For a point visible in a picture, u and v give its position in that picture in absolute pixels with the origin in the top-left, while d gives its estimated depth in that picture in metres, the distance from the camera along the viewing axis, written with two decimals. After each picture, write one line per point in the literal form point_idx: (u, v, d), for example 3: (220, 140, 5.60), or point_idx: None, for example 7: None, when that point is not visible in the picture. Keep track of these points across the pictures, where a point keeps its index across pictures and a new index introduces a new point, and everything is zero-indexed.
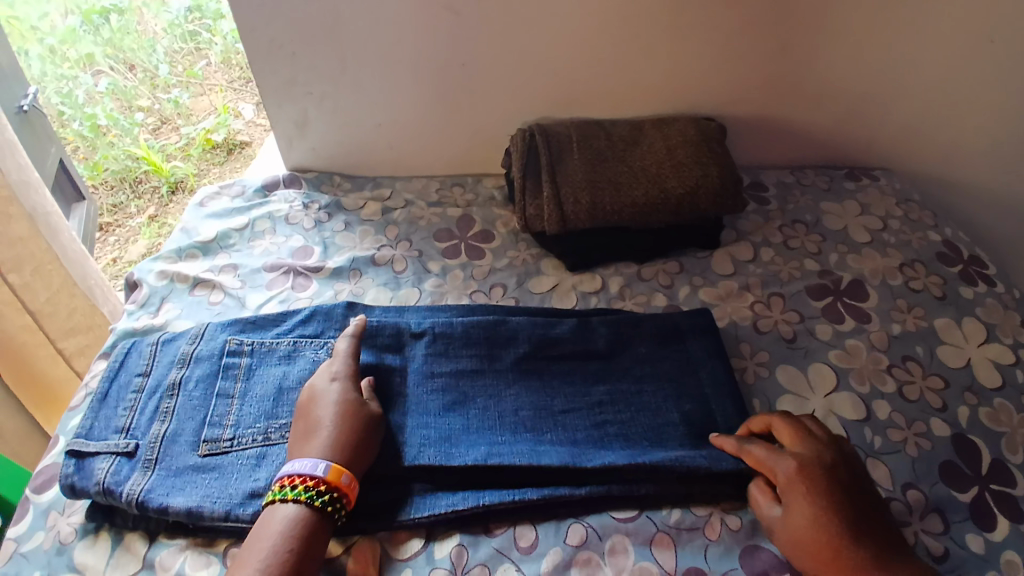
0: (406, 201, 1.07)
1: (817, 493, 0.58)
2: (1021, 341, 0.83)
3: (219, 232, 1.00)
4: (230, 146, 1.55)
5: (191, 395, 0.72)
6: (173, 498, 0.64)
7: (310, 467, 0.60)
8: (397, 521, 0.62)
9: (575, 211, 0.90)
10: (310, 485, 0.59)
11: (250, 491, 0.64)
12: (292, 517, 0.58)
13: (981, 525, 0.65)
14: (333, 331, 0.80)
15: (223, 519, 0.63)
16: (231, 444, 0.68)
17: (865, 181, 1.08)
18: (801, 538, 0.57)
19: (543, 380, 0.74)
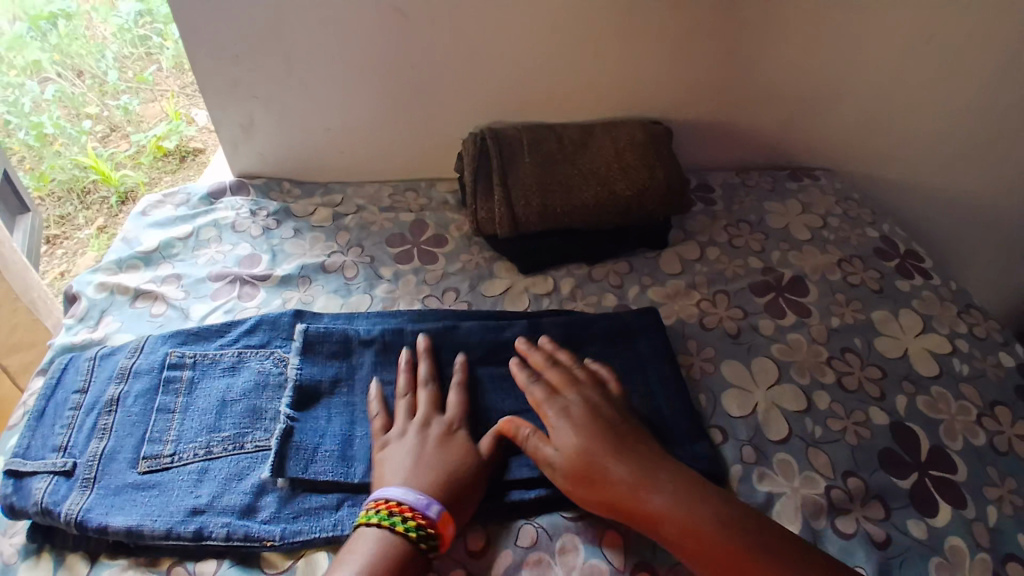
0: (357, 207, 1.05)
1: (580, 427, 0.65)
2: (956, 331, 0.87)
3: (162, 241, 0.97)
4: (183, 153, 1.50)
5: (129, 411, 0.69)
6: (112, 517, 0.61)
7: (423, 505, 0.58)
8: (337, 533, 0.61)
9: (526, 214, 0.90)
10: (419, 523, 0.57)
11: (192, 507, 0.62)
12: (391, 547, 0.57)
13: (922, 511, 0.68)
14: (279, 339, 0.78)
15: (165, 537, 0.61)
16: (171, 460, 0.66)
17: (806, 180, 1.12)
18: (569, 466, 0.62)
19: (494, 383, 0.74)
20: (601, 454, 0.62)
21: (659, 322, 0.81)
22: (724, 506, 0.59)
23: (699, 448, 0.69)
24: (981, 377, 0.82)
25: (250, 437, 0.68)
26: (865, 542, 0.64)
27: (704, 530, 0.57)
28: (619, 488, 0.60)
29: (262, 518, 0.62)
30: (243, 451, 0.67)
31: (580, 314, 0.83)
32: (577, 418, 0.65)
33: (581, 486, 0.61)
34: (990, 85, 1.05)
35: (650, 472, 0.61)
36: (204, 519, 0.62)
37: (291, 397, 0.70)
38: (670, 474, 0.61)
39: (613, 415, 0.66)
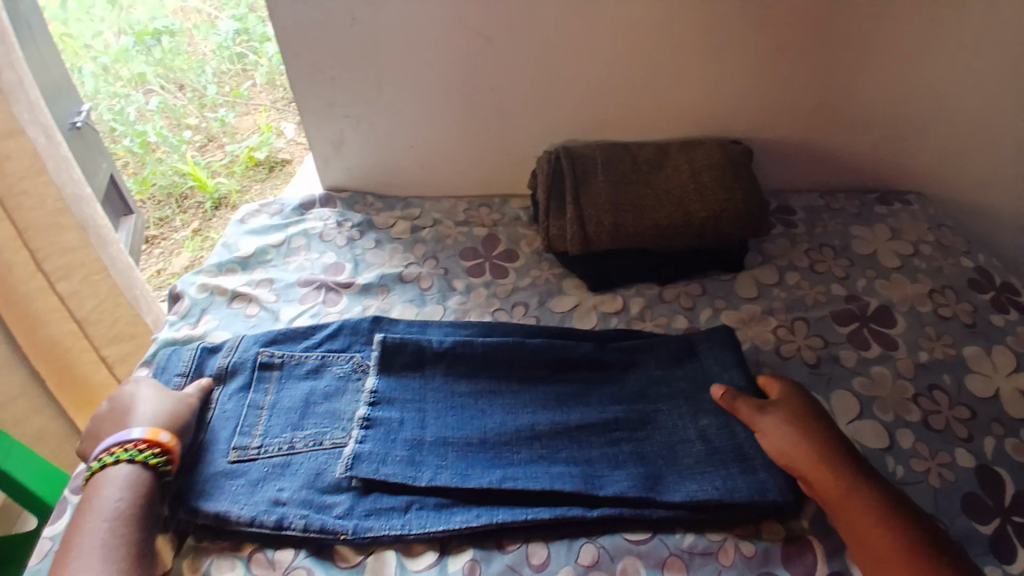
0: (434, 221, 1.10)
1: (802, 409, 0.67)
2: None
3: (257, 248, 1.05)
4: (272, 164, 1.63)
5: (225, 407, 0.76)
6: (207, 502, 0.66)
7: (128, 435, 0.68)
8: (404, 532, 0.64)
9: (597, 231, 0.91)
10: (146, 447, 0.66)
11: (274, 499, 0.67)
12: (124, 474, 0.65)
13: (1002, 558, 0.62)
14: (358, 345, 0.83)
15: (249, 524, 0.65)
16: (258, 452, 0.71)
17: (896, 206, 1.06)
18: (770, 430, 0.66)
19: (561, 401, 0.76)
20: (817, 448, 0.63)
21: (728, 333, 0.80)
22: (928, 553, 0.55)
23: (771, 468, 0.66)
24: None
25: (329, 435, 0.73)
26: None
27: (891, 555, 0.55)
28: (824, 481, 0.61)
29: (336, 513, 0.66)
30: (322, 447, 0.72)
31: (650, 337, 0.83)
32: (803, 412, 0.67)
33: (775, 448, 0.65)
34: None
35: (865, 486, 0.60)
36: (285, 510, 0.66)
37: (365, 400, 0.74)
38: (886, 499, 0.59)
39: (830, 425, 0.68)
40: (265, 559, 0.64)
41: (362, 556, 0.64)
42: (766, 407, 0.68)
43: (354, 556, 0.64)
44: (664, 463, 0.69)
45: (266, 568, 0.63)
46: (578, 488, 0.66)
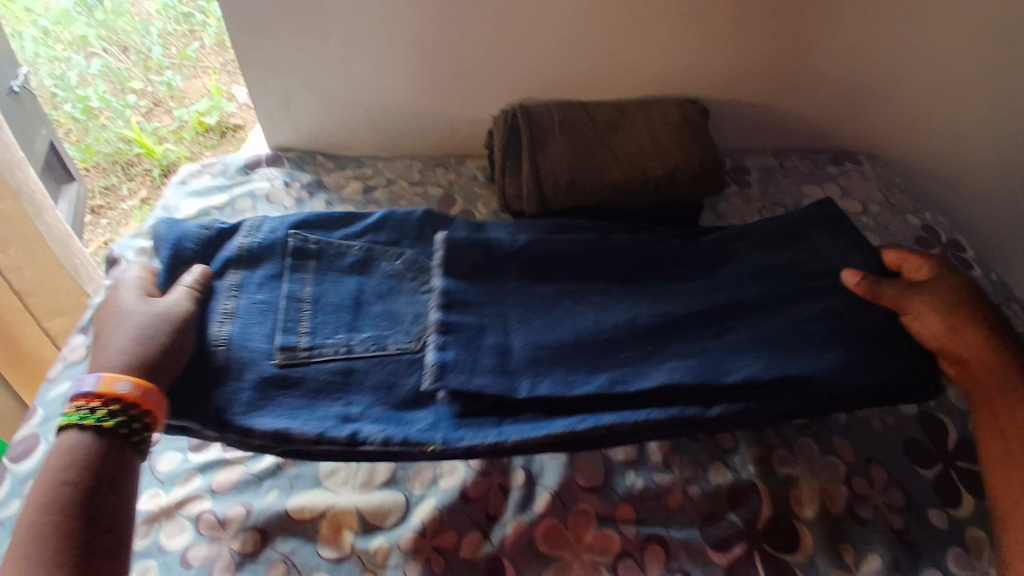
0: (387, 180, 1.07)
1: (952, 287, 0.68)
2: None
3: (200, 209, 1.02)
4: (223, 129, 1.51)
5: (254, 297, 0.70)
6: (260, 416, 0.63)
7: (84, 387, 0.58)
8: (501, 441, 0.61)
9: (554, 190, 0.89)
10: (106, 407, 0.57)
11: (343, 415, 0.64)
12: (80, 444, 0.56)
13: (945, 500, 0.66)
14: (408, 242, 0.80)
15: (315, 442, 0.62)
16: (310, 354, 0.68)
17: (847, 165, 1.09)
18: (917, 308, 0.68)
19: (647, 287, 0.77)
20: (968, 328, 0.66)
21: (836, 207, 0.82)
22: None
23: (817, 358, 0.67)
24: None
25: (393, 340, 0.70)
26: (886, 530, 0.62)
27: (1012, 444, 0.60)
28: (982, 369, 0.65)
29: (419, 428, 0.64)
30: (386, 354, 0.69)
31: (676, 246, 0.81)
32: (959, 295, 0.67)
33: (919, 327, 0.67)
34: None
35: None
36: (357, 425, 0.63)
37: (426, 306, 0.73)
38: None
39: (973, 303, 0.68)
40: (214, 520, 0.63)
41: (318, 513, 0.63)
42: (910, 288, 0.69)
43: (314, 515, 0.63)
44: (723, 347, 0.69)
45: (216, 529, 0.62)
46: (653, 386, 0.65)
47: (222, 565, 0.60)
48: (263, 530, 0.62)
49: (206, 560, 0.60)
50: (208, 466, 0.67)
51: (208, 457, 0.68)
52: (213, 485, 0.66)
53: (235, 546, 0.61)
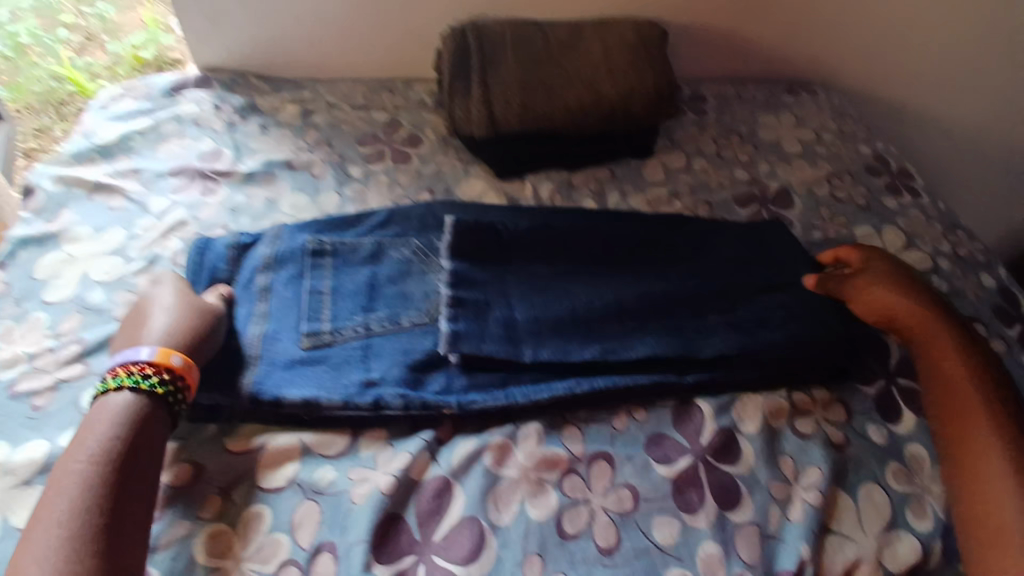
0: (327, 104, 0.99)
1: (884, 266, 0.68)
2: (940, 250, 0.83)
3: (121, 134, 0.92)
4: (161, 64, 1.27)
5: (283, 295, 0.66)
6: (286, 389, 0.59)
7: (135, 355, 0.57)
8: (509, 402, 0.60)
9: (505, 113, 0.85)
10: (156, 376, 0.56)
11: (364, 380, 0.60)
12: (122, 405, 0.54)
13: (886, 417, 0.63)
14: (417, 229, 0.74)
15: (343, 408, 0.59)
16: (333, 335, 0.63)
17: (803, 95, 1.07)
18: (850, 286, 0.68)
19: (654, 257, 0.73)
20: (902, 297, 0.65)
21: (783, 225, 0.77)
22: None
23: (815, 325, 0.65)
24: (960, 295, 0.78)
25: (406, 315, 0.65)
26: (824, 443, 0.60)
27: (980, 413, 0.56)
28: (935, 342, 0.62)
29: (434, 390, 0.61)
30: (401, 328, 0.65)
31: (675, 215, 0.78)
32: (899, 273, 0.67)
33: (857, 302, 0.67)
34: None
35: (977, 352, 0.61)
36: (379, 391, 0.60)
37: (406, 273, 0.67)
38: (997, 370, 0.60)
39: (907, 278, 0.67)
40: None
41: (254, 448, 0.58)
42: (866, 268, 0.69)
43: (246, 450, 0.58)
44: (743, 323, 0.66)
45: None
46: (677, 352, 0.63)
47: None
48: (198, 465, 0.57)
49: None
50: None
51: None
52: None
53: (165, 481, 0.56)
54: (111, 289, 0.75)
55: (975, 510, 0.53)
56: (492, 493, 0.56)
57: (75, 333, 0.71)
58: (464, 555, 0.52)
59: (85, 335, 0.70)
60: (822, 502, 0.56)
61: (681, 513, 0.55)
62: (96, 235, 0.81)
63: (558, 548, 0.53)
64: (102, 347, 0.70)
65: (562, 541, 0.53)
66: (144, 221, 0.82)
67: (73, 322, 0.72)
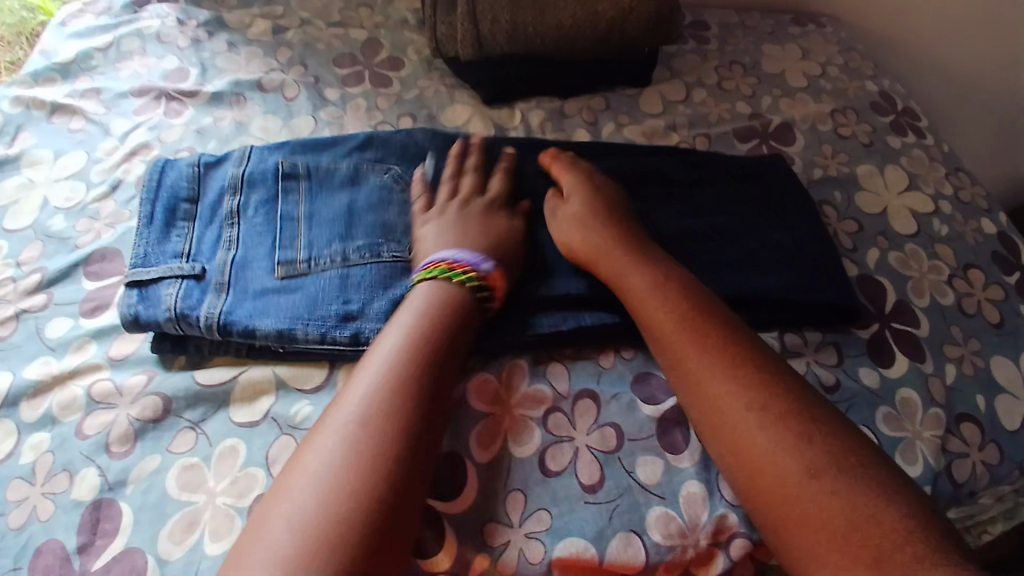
0: (301, 21, 0.91)
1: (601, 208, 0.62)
2: (942, 193, 0.80)
3: (80, 52, 0.85)
4: None
5: (253, 221, 0.62)
6: (259, 320, 0.56)
7: (475, 261, 0.57)
8: (492, 341, 0.57)
9: (492, 30, 0.78)
10: (474, 273, 0.56)
11: (343, 313, 0.57)
12: (438, 295, 0.54)
13: (878, 361, 0.62)
14: (396, 158, 0.69)
15: (319, 341, 0.56)
16: (308, 266, 0.59)
17: (810, 27, 1.00)
18: (580, 241, 0.60)
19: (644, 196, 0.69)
20: (621, 248, 0.59)
21: (785, 165, 0.74)
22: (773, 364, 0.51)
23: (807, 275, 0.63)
24: (959, 239, 0.75)
25: (386, 246, 0.61)
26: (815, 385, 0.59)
27: (719, 369, 0.50)
28: (648, 301, 0.55)
29: None
30: (381, 259, 0.60)
31: (678, 148, 0.74)
32: (596, 228, 0.60)
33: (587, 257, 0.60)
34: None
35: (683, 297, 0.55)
36: (359, 324, 0.57)
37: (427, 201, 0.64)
38: (718, 309, 0.54)
39: (612, 219, 0.61)
40: (110, 388, 0.57)
41: (225, 381, 0.57)
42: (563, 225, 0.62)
43: (217, 384, 0.57)
44: (738, 261, 0.63)
45: (111, 397, 0.56)
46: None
47: (119, 433, 0.54)
48: (165, 398, 0.56)
49: (103, 429, 0.55)
50: (102, 332, 0.61)
51: (102, 322, 0.61)
52: (110, 353, 0.59)
53: (133, 414, 0.55)
54: (73, 217, 0.70)
55: (769, 494, 0.46)
56: (472, 430, 0.54)
57: (38, 263, 0.66)
58: (446, 493, 0.51)
59: (49, 265, 0.66)
60: None
61: (666, 453, 0.54)
62: (57, 160, 0.75)
63: (540, 485, 0.52)
64: (68, 275, 0.65)
65: (544, 478, 0.52)
66: (106, 144, 0.76)
67: (35, 251, 0.67)
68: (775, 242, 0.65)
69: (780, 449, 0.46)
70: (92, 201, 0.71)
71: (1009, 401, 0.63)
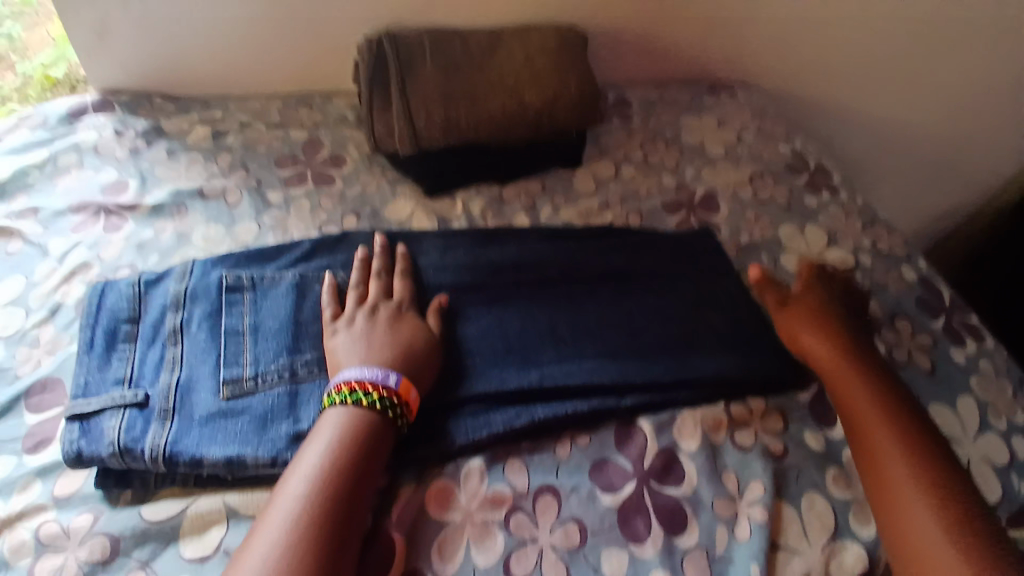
0: (241, 123, 0.93)
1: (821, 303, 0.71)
2: (859, 245, 0.87)
3: (14, 170, 0.84)
4: (74, 81, 1.03)
5: (197, 339, 0.62)
6: (207, 447, 0.55)
7: (380, 376, 0.57)
8: (449, 445, 0.58)
9: (427, 128, 0.83)
10: (381, 391, 0.56)
11: (294, 432, 0.57)
12: (350, 421, 0.54)
13: (821, 422, 0.65)
14: (341, 264, 0.71)
15: (270, 466, 0.55)
16: (255, 384, 0.59)
17: (724, 96, 1.09)
18: (789, 318, 0.70)
19: (584, 278, 0.72)
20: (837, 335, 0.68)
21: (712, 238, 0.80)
22: (947, 462, 0.57)
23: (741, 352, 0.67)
24: (882, 290, 0.82)
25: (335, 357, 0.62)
26: (763, 454, 0.61)
27: (898, 456, 0.57)
28: (847, 385, 0.64)
29: None
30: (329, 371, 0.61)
31: (611, 230, 0.79)
32: (817, 317, 0.69)
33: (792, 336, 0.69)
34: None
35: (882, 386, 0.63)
36: None
37: (354, 305, 0.65)
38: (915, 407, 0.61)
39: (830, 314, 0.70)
40: (57, 530, 0.54)
41: (173, 516, 0.55)
42: (785, 309, 0.71)
43: (165, 519, 0.54)
44: (677, 341, 0.68)
45: (59, 539, 0.53)
46: (614, 379, 0.63)
47: None
48: (116, 535, 0.53)
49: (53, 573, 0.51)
50: (46, 469, 0.58)
51: (45, 459, 0.59)
52: (55, 491, 0.56)
53: (83, 556, 0.52)
54: (12, 345, 0.67)
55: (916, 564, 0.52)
56: (436, 543, 0.53)
57: None
58: None
59: None
60: (768, 517, 0.57)
61: (628, 543, 0.55)
62: None
63: None
64: (7, 409, 0.62)
65: None
66: (43, 266, 0.75)
67: None
68: (701, 315, 0.70)
69: (941, 530, 0.52)
70: (31, 328, 0.69)
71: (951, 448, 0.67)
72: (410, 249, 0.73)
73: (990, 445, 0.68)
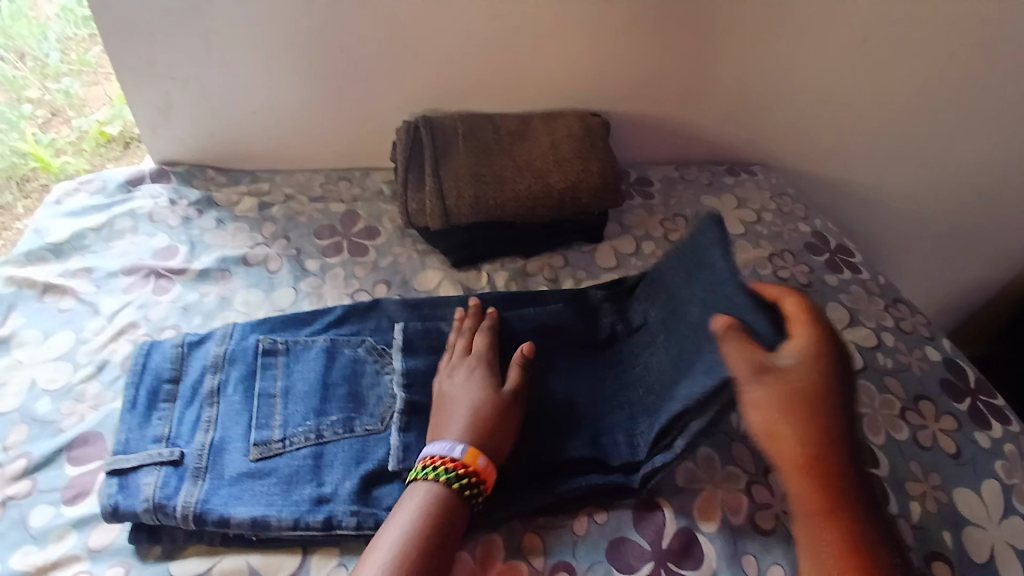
0: (286, 196, 1.00)
1: (811, 380, 0.54)
2: (882, 324, 0.87)
3: (74, 232, 0.91)
4: (127, 138, 1.15)
5: (232, 400, 0.65)
6: (235, 508, 0.57)
7: (447, 449, 0.59)
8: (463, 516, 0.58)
9: (457, 205, 0.87)
10: (448, 465, 0.58)
11: (317, 496, 0.58)
12: (438, 495, 0.56)
13: None
14: (370, 330, 0.73)
15: (292, 528, 0.57)
16: (283, 445, 0.62)
17: (743, 176, 1.12)
18: (766, 399, 0.54)
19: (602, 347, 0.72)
20: (818, 441, 0.53)
21: None
22: None
23: None
24: (905, 370, 0.81)
25: (360, 421, 0.64)
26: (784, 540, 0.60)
27: None
28: (817, 512, 0.52)
29: (387, 505, 0.59)
30: (354, 434, 0.63)
31: None
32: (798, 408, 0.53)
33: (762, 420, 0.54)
34: (924, 76, 1.04)
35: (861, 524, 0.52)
36: (331, 507, 0.58)
37: (447, 364, 0.67)
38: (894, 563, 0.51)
39: (819, 401, 0.54)
40: None
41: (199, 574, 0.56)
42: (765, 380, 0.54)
43: None
44: None
45: None
46: (631, 454, 0.63)
47: None
48: None
49: None
50: (82, 520, 0.60)
51: (83, 510, 0.61)
52: (89, 542, 0.59)
53: None
54: (58, 399, 0.71)
55: None
56: None
57: (22, 447, 0.67)
58: None
59: (34, 449, 0.66)
60: None
61: None
62: (44, 341, 0.78)
63: None
64: (51, 459, 0.66)
65: None
66: (93, 323, 0.80)
67: (20, 434, 0.68)
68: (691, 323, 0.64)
69: None
70: (77, 382, 0.73)
71: (974, 532, 0.66)
72: (434, 317, 0.76)
73: (1014, 529, 0.66)
